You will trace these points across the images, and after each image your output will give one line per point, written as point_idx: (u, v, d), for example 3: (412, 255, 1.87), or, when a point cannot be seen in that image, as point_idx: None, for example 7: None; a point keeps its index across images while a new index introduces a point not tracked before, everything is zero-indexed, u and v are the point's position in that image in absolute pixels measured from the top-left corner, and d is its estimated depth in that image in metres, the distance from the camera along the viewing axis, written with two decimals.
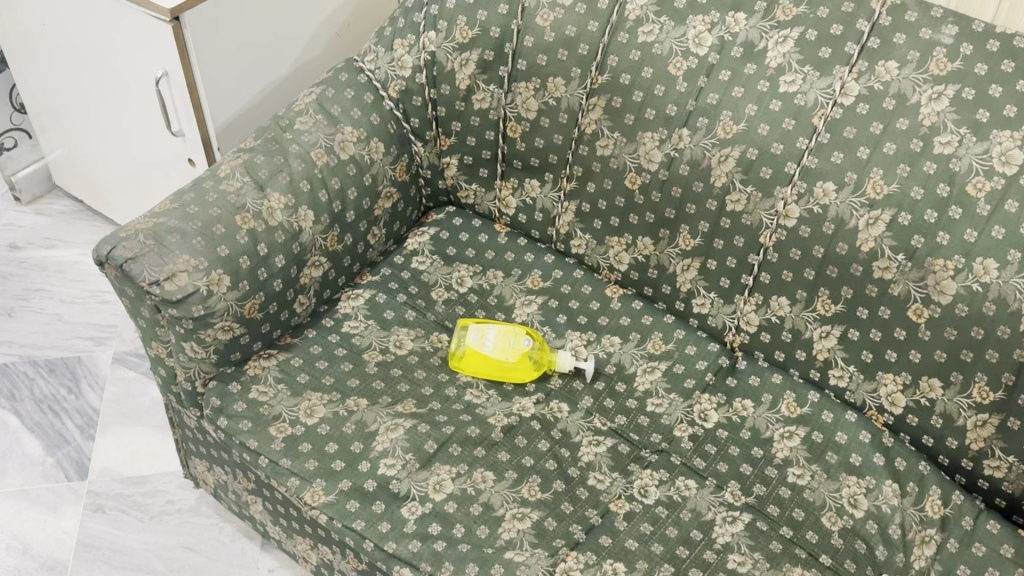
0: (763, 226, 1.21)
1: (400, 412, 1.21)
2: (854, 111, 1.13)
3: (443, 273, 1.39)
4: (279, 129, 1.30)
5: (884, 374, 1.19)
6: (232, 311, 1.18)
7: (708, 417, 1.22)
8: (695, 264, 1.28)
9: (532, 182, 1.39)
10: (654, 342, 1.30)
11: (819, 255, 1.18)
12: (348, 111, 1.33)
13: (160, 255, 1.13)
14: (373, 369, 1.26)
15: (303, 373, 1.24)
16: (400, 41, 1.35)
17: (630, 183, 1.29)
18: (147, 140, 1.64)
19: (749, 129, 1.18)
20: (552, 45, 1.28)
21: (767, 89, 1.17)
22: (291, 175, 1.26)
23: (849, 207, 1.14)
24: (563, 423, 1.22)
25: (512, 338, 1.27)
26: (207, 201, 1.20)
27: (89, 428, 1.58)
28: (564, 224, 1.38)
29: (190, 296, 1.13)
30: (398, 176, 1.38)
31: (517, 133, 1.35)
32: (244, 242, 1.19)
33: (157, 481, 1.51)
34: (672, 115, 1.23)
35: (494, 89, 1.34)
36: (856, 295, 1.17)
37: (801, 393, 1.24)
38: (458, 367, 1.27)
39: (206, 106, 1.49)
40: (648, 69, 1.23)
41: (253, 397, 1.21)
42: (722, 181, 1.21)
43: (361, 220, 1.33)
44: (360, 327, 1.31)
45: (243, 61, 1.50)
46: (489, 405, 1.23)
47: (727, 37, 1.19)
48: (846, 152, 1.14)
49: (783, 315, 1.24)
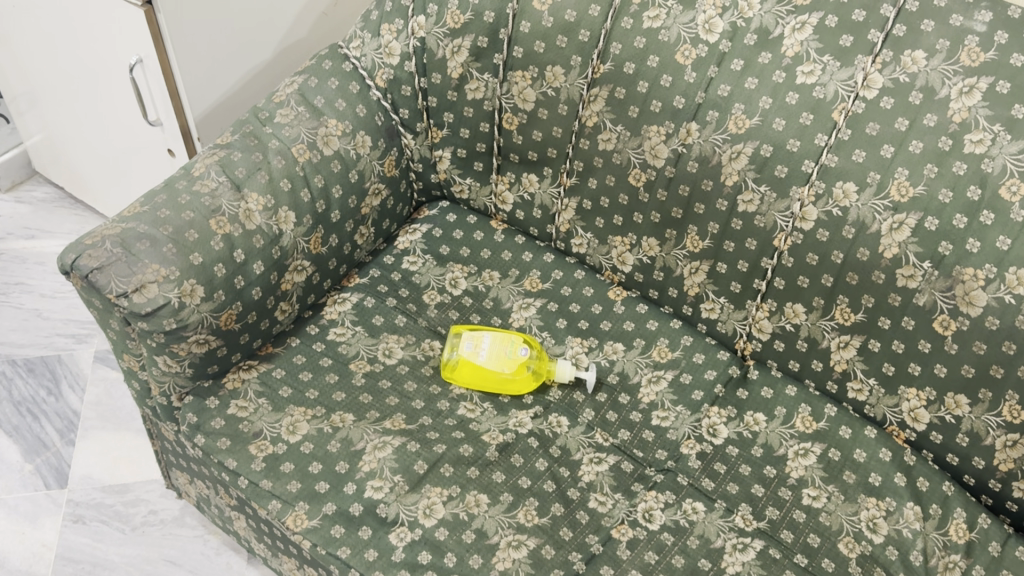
0: (777, 228, 1.12)
1: (389, 428, 1.13)
2: (877, 105, 1.04)
3: (436, 275, 1.31)
4: (258, 123, 1.22)
5: (906, 389, 1.10)
6: (207, 323, 1.10)
7: (718, 432, 1.14)
8: (704, 267, 1.20)
9: (529, 176, 1.30)
10: (660, 349, 1.22)
11: (838, 261, 1.09)
12: (332, 102, 1.24)
13: (129, 264, 1.05)
14: (360, 381, 1.18)
15: (286, 386, 1.17)
16: (387, 26, 1.25)
17: (634, 180, 1.21)
18: (124, 129, 1.55)
19: (763, 124, 1.10)
20: (551, 31, 1.18)
21: (783, 80, 1.08)
22: (270, 174, 1.17)
23: (871, 210, 1.06)
24: (562, 438, 1.15)
25: (508, 347, 1.19)
26: (179, 203, 1.11)
27: (69, 432, 1.51)
28: (564, 222, 1.30)
29: (160, 309, 1.05)
30: (387, 171, 1.29)
31: (513, 125, 1.26)
32: (219, 248, 1.10)
33: (140, 489, 1.44)
34: (680, 108, 1.14)
35: (488, 78, 1.24)
36: (877, 304, 1.08)
37: (817, 407, 1.16)
38: (450, 378, 1.20)
39: (184, 95, 1.40)
40: (654, 57, 1.14)
41: (232, 413, 1.14)
42: (734, 179, 1.13)
43: (347, 220, 1.25)
44: (347, 334, 1.23)
45: (223, 46, 1.41)
46: (483, 420, 1.16)
47: (739, 23, 1.10)
48: (869, 150, 1.05)
49: (799, 323, 1.15)
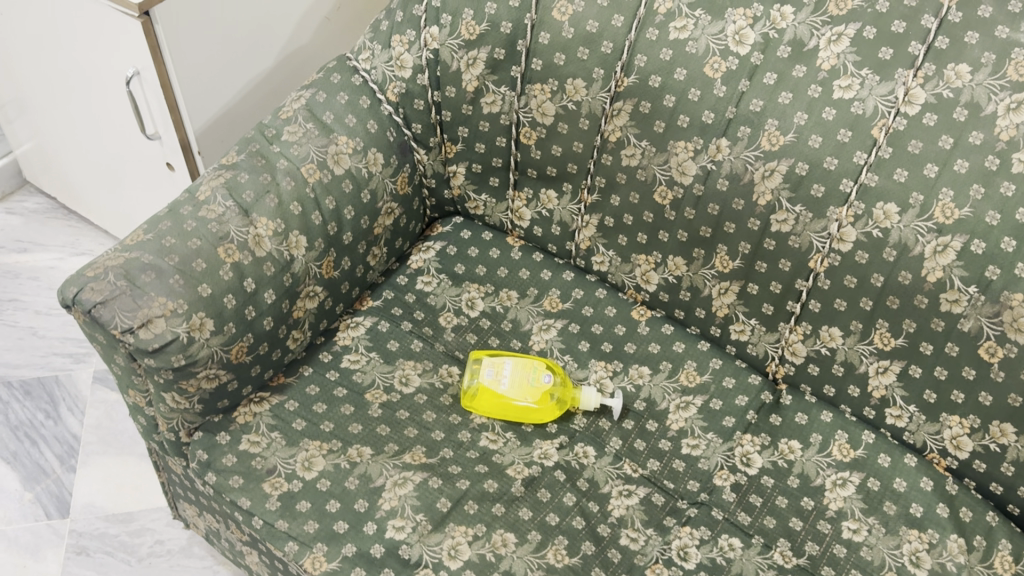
0: (813, 249, 1.07)
1: (408, 463, 1.08)
2: (920, 122, 0.99)
3: (452, 295, 1.25)
4: (265, 141, 1.16)
5: (949, 416, 1.06)
6: (217, 357, 1.05)
7: (751, 462, 1.10)
8: (734, 287, 1.15)
9: (548, 192, 1.25)
10: (687, 373, 1.18)
11: (878, 284, 1.04)
12: (342, 118, 1.18)
13: (134, 298, 0.99)
14: (376, 412, 1.13)
15: (299, 419, 1.12)
16: (398, 37, 1.19)
17: (660, 198, 1.15)
18: (120, 142, 1.48)
19: (798, 141, 1.04)
20: (572, 43, 1.13)
21: (819, 95, 1.03)
22: (279, 197, 1.11)
23: (913, 232, 1.01)
24: (590, 470, 1.10)
25: (531, 373, 1.14)
26: (184, 230, 1.05)
27: (69, 458, 1.45)
28: (584, 239, 1.25)
29: (169, 345, 1.00)
30: (399, 189, 1.23)
31: (531, 140, 1.21)
32: (229, 278, 1.05)
33: (144, 518, 1.39)
34: (709, 123, 1.09)
35: (505, 91, 1.19)
36: (919, 329, 1.04)
37: (854, 434, 1.11)
38: (471, 407, 1.15)
39: (183, 108, 1.34)
40: (681, 70, 1.09)
41: (244, 449, 1.09)
42: (767, 199, 1.08)
43: (360, 242, 1.19)
44: (361, 361, 1.18)
45: (223, 55, 1.35)
46: (506, 452, 1.11)
47: (772, 34, 1.04)
48: (911, 169, 1.00)
49: (835, 346, 1.11)
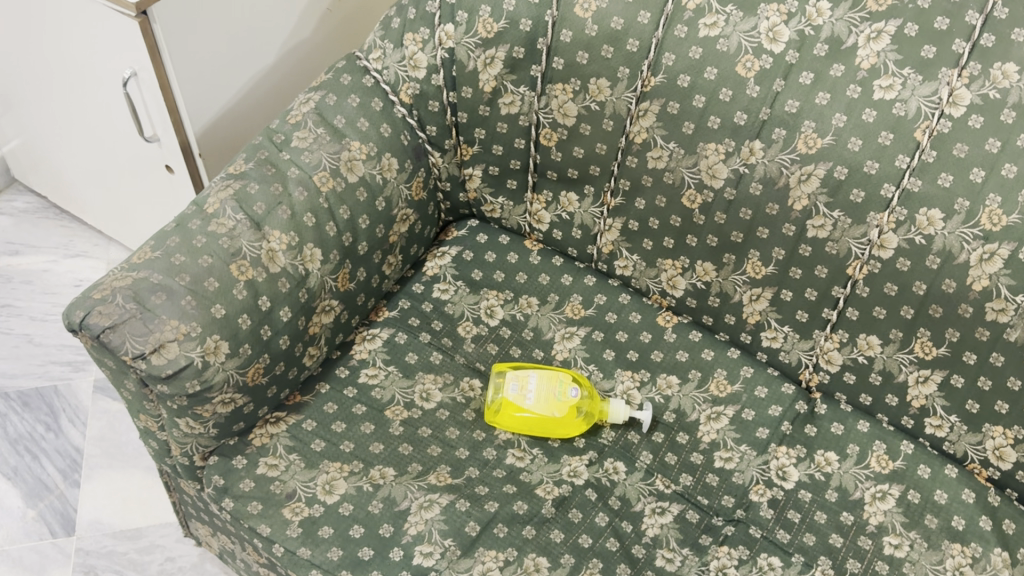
0: (851, 256, 1.03)
1: (433, 484, 1.04)
2: (965, 125, 0.95)
3: (470, 303, 1.21)
4: (274, 148, 1.10)
5: (992, 427, 1.02)
6: (233, 381, 1.00)
7: (788, 475, 1.07)
8: (767, 294, 1.11)
9: (568, 195, 1.20)
10: (717, 382, 1.14)
11: (920, 292, 1.01)
12: (354, 122, 1.13)
13: (145, 322, 0.94)
14: (398, 430, 1.08)
15: (318, 439, 1.07)
16: (411, 35, 1.14)
17: (689, 202, 1.11)
18: (117, 143, 1.41)
19: (837, 144, 1.00)
20: (595, 40, 1.07)
21: (858, 96, 0.98)
22: (292, 208, 1.06)
23: (958, 239, 0.97)
24: (621, 487, 1.06)
25: (557, 388, 1.10)
26: (194, 247, 1.00)
27: (73, 473, 1.41)
28: (607, 243, 1.20)
29: (183, 370, 0.95)
30: (414, 194, 1.18)
31: (551, 141, 1.16)
32: (243, 297, 1.00)
33: (154, 534, 1.35)
34: (742, 125, 1.04)
35: (524, 91, 1.14)
36: (963, 338, 1.00)
37: (893, 444, 1.08)
38: (495, 423, 1.10)
39: (183, 110, 1.28)
40: (712, 69, 1.04)
41: (262, 473, 1.04)
42: (803, 204, 1.03)
43: (375, 251, 1.15)
44: (379, 376, 1.13)
45: (223, 53, 1.28)
46: (534, 470, 1.07)
47: (808, 31, 0.99)
48: (957, 174, 0.96)
49: (873, 355, 1.07)
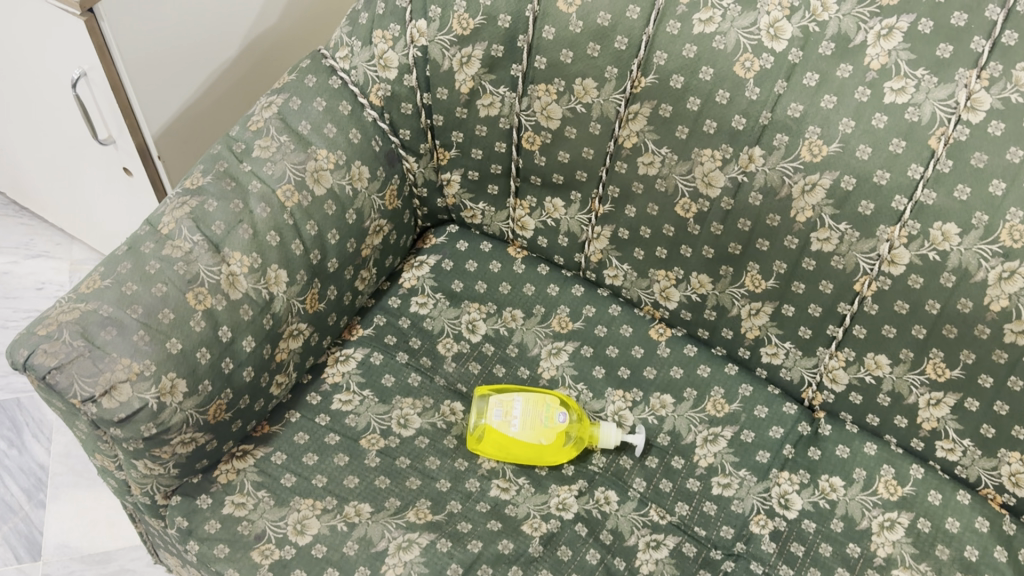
0: (859, 271, 0.96)
1: (413, 522, 0.97)
2: (984, 131, 0.86)
3: (450, 318, 1.13)
4: (234, 158, 1.02)
5: (1008, 453, 0.96)
6: (193, 420, 0.92)
7: (790, 503, 1.01)
8: (767, 309, 1.03)
9: (554, 201, 1.12)
10: (715, 402, 1.07)
11: (933, 311, 0.93)
12: (320, 128, 1.04)
13: (95, 362, 0.87)
14: (374, 461, 1.01)
15: (288, 474, 1.00)
16: (380, 32, 1.05)
17: (683, 211, 1.03)
18: (72, 145, 1.32)
19: (844, 152, 0.92)
20: (580, 38, 0.99)
21: (868, 99, 0.90)
22: (253, 226, 0.98)
23: (976, 256, 0.89)
24: (613, 520, 1.00)
25: (543, 412, 1.03)
26: (147, 274, 0.92)
27: (38, 493, 1.34)
28: (596, 252, 1.12)
29: (137, 414, 0.87)
30: (388, 204, 1.10)
31: (535, 145, 1.07)
32: (202, 328, 0.92)
33: (123, 558, 1.29)
34: (741, 130, 0.96)
35: (504, 92, 1.05)
36: (978, 360, 0.93)
37: (901, 468, 1.01)
38: (478, 451, 1.03)
39: (138, 112, 1.19)
40: (707, 69, 0.95)
41: (229, 513, 0.97)
42: (807, 215, 0.96)
43: (346, 267, 1.07)
44: (354, 402, 1.06)
45: (180, 49, 1.19)
46: (520, 502, 1.00)
47: (812, 28, 0.90)
48: (975, 186, 0.88)
49: (881, 375, 1.00)
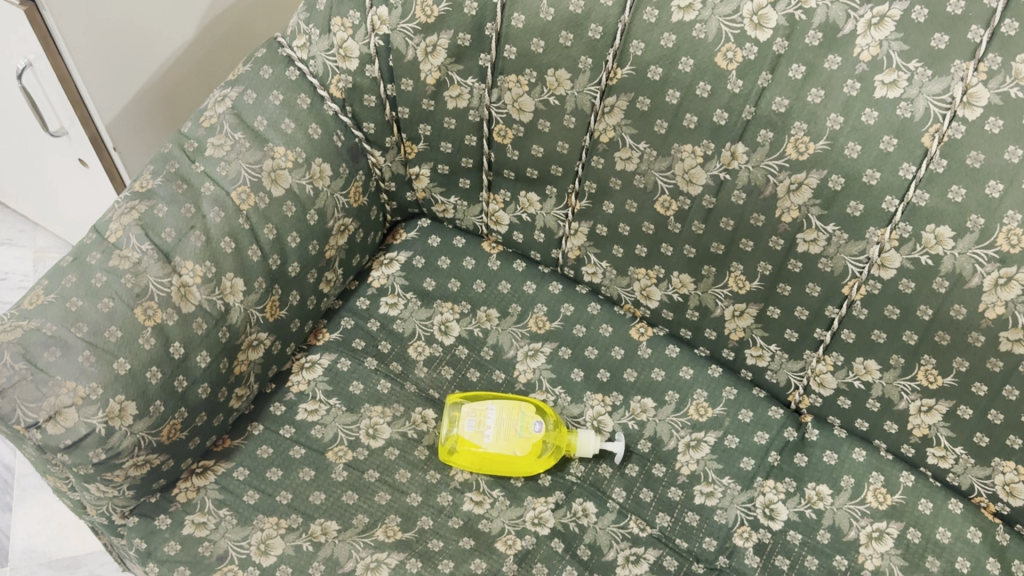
0: (847, 274, 0.91)
1: (381, 541, 0.93)
2: (981, 129, 0.80)
3: (422, 319, 1.09)
4: (185, 158, 0.96)
5: (1003, 462, 0.91)
6: (146, 442, 0.88)
7: (776, 514, 0.97)
8: (751, 310, 0.99)
9: (528, 195, 1.06)
10: (697, 405, 1.03)
11: (925, 317, 0.88)
12: (278, 123, 0.98)
13: (37, 386, 0.82)
14: (341, 475, 0.97)
15: (251, 490, 0.95)
16: (339, 20, 0.98)
17: (663, 208, 0.97)
18: (24, 136, 1.26)
19: (832, 149, 0.86)
20: (551, 26, 0.92)
21: (857, 93, 0.83)
22: (207, 232, 0.93)
23: (971, 261, 0.84)
24: (591, 533, 0.95)
25: (518, 422, 0.99)
26: (93, 287, 0.87)
27: (4, 495, 1.30)
28: (573, 248, 1.07)
29: (84, 439, 0.83)
30: (353, 202, 1.05)
31: (506, 139, 1.02)
32: (152, 345, 0.87)
33: (93, 563, 1.25)
34: (722, 125, 0.90)
35: (473, 83, 0.99)
36: (972, 368, 0.88)
37: (891, 475, 0.97)
38: (451, 462, 0.99)
39: (90, 102, 1.12)
40: (687, 60, 0.88)
41: (189, 534, 0.92)
42: (793, 215, 0.90)
43: (309, 270, 1.02)
44: (320, 412, 1.01)
45: (132, 35, 1.13)
46: (494, 517, 0.96)
47: (799, 16, 0.83)
48: (970, 186, 0.82)
49: (871, 380, 0.95)
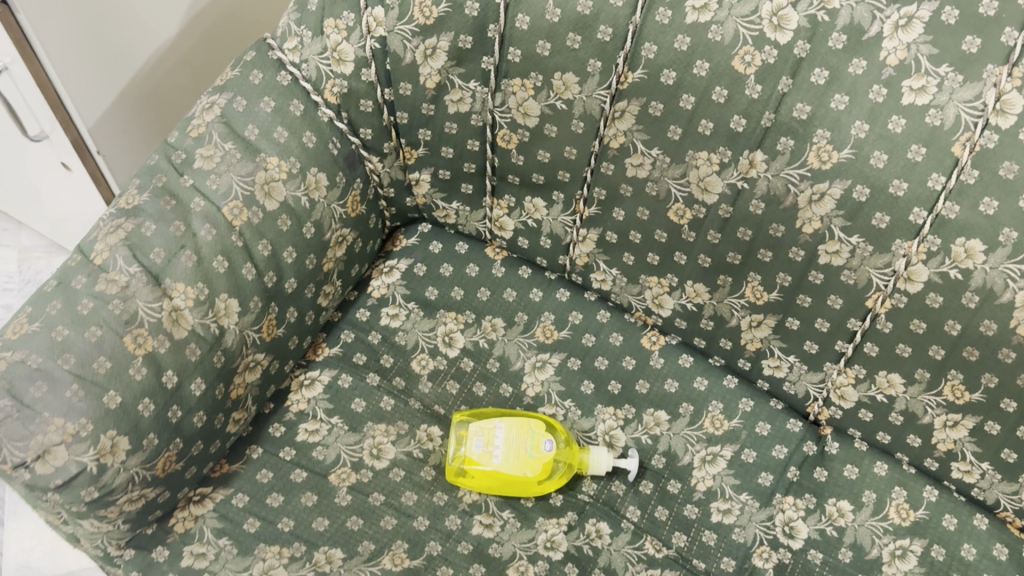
0: (872, 287, 0.87)
1: (388, 569, 0.89)
2: (1016, 138, 0.75)
3: (424, 331, 1.05)
4: (173, 171, 0.91)
5: None
6: (141, 476, 0.84)
7: (796, 532, 0.94)
8: (769, 321, 0.95)
9: (534, 201, 1.01)
10: (712, 418, 1.00)
11: (953, 332, 0.84)
12: (269, 132, 0.93)
13: (24, 426, 0.77)
14: (345, 499, 0.93)
15: (252, 518, 0.92)
16: (332, 21, 0.93)
17: (676, 217, 0.93)
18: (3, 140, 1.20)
19: (856, 159, 0.81)
20: (558, 27, 0.87)
21: (884, 99, 0.79)
22: (198, 252, 0.88)
23: (1003, 276, 0.79)
24: (605, 555, 0.92)
25: (528, 441, 0.96)
26: (79, 315, 0.82)
27: None
28: (581, 255, 1.03)
29: (75, 479, 0.79)
30: (350, 211, 1.00)
31: (511, 143, 0.97)
32: (143, 375, 0.83)
33: None
34: (740, 131, 0.85)
35: (475, 86, 0.94)
36: (1002, 384, 0.84)
37: (914, 491, 0.94)
38: (460, 484, 0.95)
39: (70, 105, 1.06)
40: (703, 64, 0.83)
41: (188, 566, 0.89)
42: (815, 226, 0.86)
43: (306, 285, 0.98)
44: (321, 432, 0.98)
45: (112, 33, 1.07)
46: (505, 540, 0.93)
47: (821, 17, 0.78)
48: (1003, 199, 0.77)
49: (894, 394, 0.92)
